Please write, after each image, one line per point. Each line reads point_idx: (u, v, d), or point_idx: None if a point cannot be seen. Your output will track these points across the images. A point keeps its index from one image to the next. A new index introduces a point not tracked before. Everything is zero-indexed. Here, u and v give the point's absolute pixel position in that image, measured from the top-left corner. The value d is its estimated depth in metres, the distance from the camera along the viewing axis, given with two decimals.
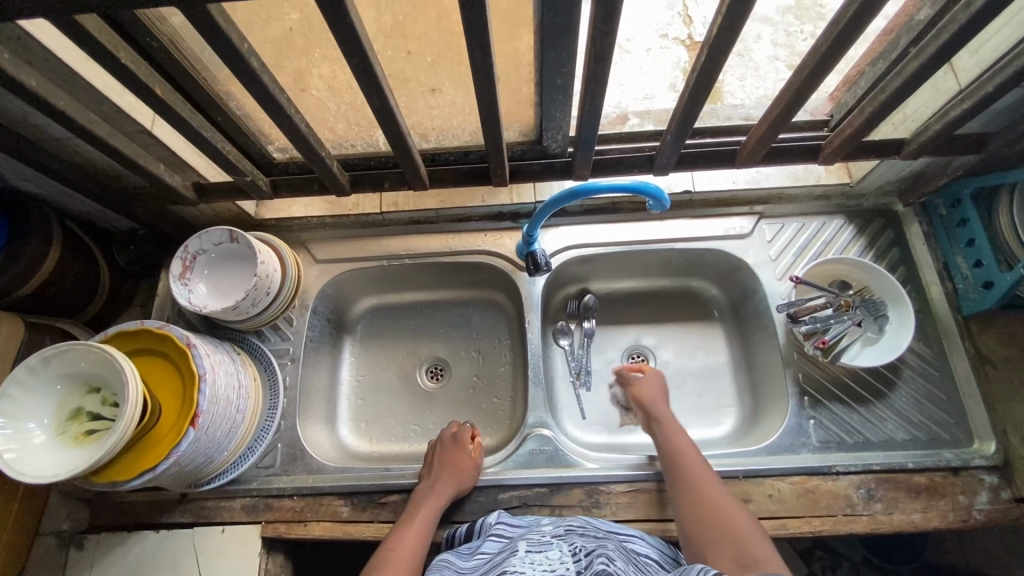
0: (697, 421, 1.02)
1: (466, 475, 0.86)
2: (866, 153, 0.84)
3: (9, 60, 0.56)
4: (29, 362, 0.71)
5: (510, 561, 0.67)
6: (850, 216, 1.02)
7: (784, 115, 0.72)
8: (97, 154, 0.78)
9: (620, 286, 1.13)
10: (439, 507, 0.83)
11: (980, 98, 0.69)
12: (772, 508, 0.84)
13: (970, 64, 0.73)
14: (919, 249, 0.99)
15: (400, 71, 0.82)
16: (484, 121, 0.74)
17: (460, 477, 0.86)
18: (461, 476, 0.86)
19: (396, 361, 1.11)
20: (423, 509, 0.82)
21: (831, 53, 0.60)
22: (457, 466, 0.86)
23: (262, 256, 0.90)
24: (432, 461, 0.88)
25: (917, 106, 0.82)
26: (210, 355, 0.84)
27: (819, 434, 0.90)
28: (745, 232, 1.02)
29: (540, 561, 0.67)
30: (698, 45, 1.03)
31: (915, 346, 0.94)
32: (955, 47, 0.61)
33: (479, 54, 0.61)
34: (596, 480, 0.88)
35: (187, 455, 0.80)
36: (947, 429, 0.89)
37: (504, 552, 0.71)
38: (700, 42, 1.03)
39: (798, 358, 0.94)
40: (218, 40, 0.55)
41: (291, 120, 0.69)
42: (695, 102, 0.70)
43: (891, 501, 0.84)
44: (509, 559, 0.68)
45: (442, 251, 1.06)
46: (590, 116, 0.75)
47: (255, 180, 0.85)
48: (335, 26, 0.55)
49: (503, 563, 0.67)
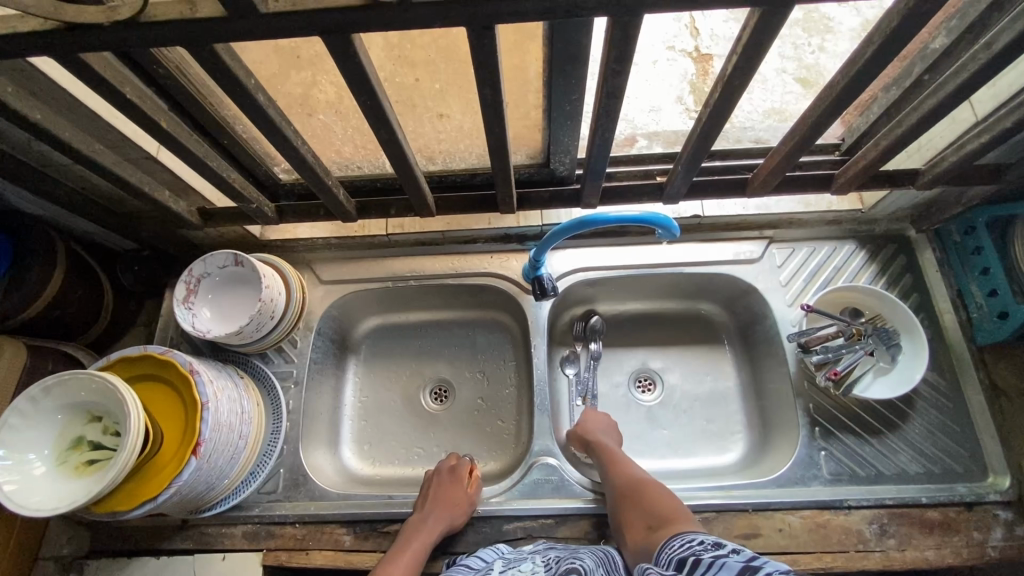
0: (704, 448, 1.01)
1: (464, 509, 0.85)
2: (880, 182, 0.82)
3: (13, 95, 0.56)
4: (31, 391, 0.70)
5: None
6: (862, 241, 1.01)
7: (798, 148, 0.71)
8: (102, 180, 0.77)
9: (627, 307, 1.12)
10: (432, 541, 0.81)
11: (997, 133, 0.68)
12: (782, 543, 0.83)
13: (987, 97, 0.71)
14: (932, 276, 0.97)
15: (407, 98, 0.83)
16: (493, 153, 0.73)
17: (457, 512, 0.84)
18: (459, 510, 0.84)
19: (400, 382, 1.10)
20: (415, 539, 0.81)
21: (849, 90, 0.59)
22: (457, 501, 0.85)
23: (266, 280, 0.89)
24: (428, 492, 0.86)
25: (932, 136, 0.81)
26: (213, 381, 0.83)
27: (831, 466, 0.88)
28: (755, 257, 1.01)
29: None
30: (706, 58, 1.01)
31: (928, 376, 0.92)
32: (974, 86, 0.60)
33: (489, 92, 0.60)
34: (602, 512, 0.86)
35: (189, 484, 0.78)
36: (961, 462, 0.87)
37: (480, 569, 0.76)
38: (708, 55, 1.01)
39: (809, 387, 0.93)
40: (225, 77, 0.55)
41: (298, 151, 0.68)
42: (706, 133, 0.69)
43: (904, 537, 0.83)
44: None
45: (448, 272, 1.05)
46: (600, 146, 0.74)
47: (261, 207, 0.84)
48: (344, 65, 0.54)
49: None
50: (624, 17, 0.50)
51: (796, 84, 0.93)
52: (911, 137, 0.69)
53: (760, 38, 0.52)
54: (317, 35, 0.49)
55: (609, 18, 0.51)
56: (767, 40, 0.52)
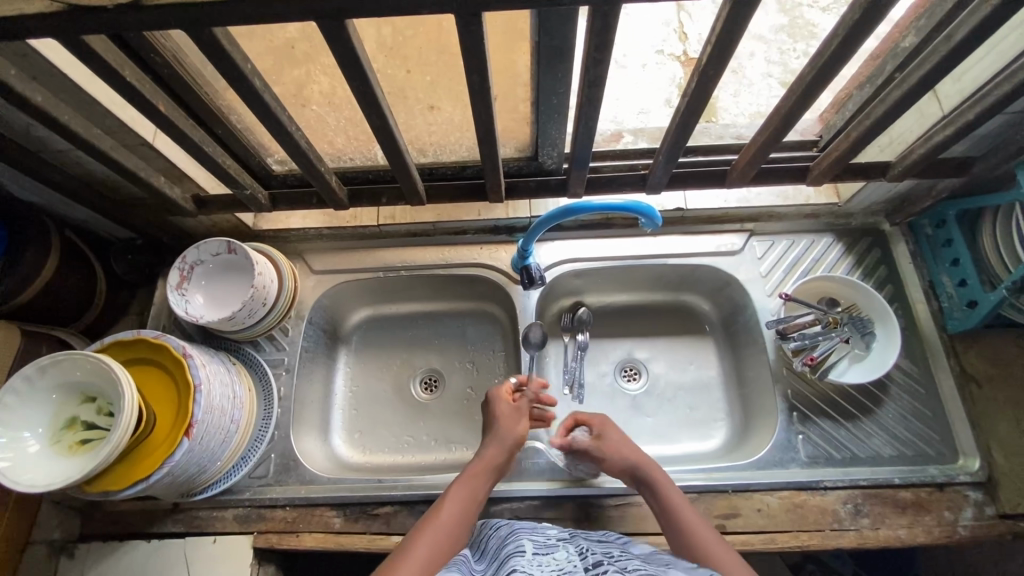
0: (688, 435, 1.03)
1: (519, 420, 0.87)
2: (853, 174, 0.86)
3: (15, 77, 0.57)
4: (26, 371, 0.72)
5: (517, 561, 0.61)
6: (839, 234, 1.04)
7: (774, 139, 0.74)
8: (98, 166, 0.79)
9: (614, 299, 1.15)
10: (493, 463, 0.81)
11: (960, 126, 0.71)
12: (760, 522, 0.86)
13: (952, 91, 0.75)
14: (906, 268, 1.01)
15: (399, 88, 0.85)
16: (481, 140, 0.76)
17: (512, 426, 0.86)
18: (515, 426, 0.86)
19: (391, 372, 1.12)
20: (476, 466, 0.80)
21: (818, 79, 0.63)
22: (511, 421, 0.86)
23: (259, 267, 0.91)
24: (489, 423, 0.87)
25: (902, 130, 0.85)
26: (205, 365, 0.84)
27: (808, 449, 0.91)
28: (736, 249, 1.04)
29: (548, 563, 0.62)
30: (692, 62, 1.06)
31: (900, 363, 0.95)
32: (936, 77, 0.63)
33: (477, 78, 0.63)
34: (587, 494, 0.89)
35: (181, 465, 0.80)
36: (932, 445, 0.91)
37: (508, 553, 0.65)
38: (694, 59, 1.07)
39: (787, 374, 0.96)
40: (223, 61, 0.57)
41: (292, 136, 0.70)
42: (686, 122, 0.72)
43: (877, 517, 0.86)
44: (517, 559, 0.62)
45: (438, 263, 1.08)
46: (585, 136, 0.77)
47: (254, 194, 0.86)
48: (337, 50, 0.57)
49: (511, 563, 0.61)
50: (604, 7, 0.53)
51: (781, 88, 0.99)
52: (879, 128, 0.73)
53: (733, 27, 0.55)
54: (311, 19, 0.52)
55: (591, 8, 0.54)
56: (738, 29, 0.56)
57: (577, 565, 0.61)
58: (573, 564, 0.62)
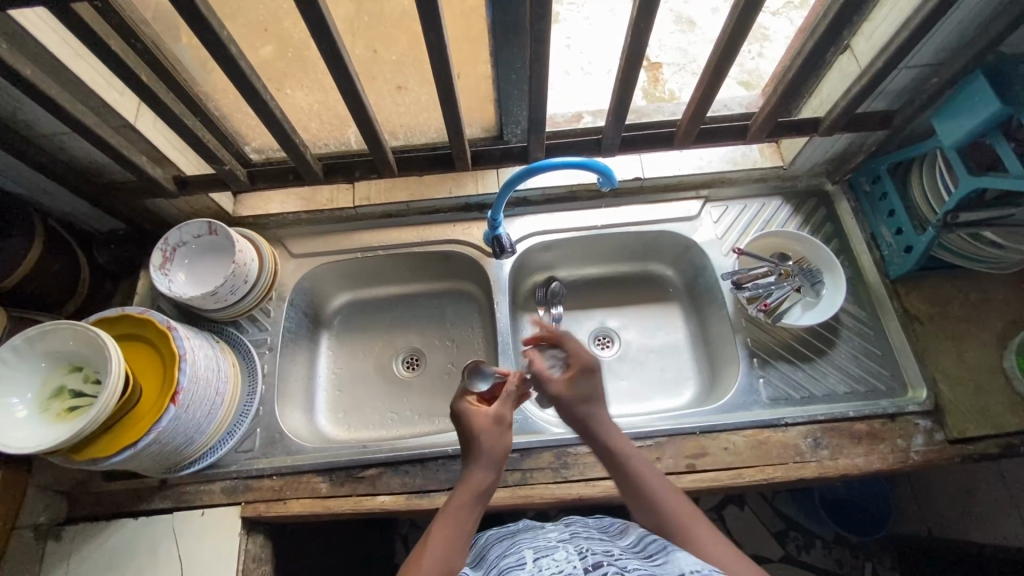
0: (660, 393, 1.08)
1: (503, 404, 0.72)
2: (788, 131, 0.94)
3: (7, 51, 0.63)
4: (14, 341, 0.75)
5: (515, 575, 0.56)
6: (787, 196, 1.12)
7: (709, 93, 0.82)
8: (83, 147, 0.83)
9: (586, 272, 1.21)
10: (482, 488, 0.66)
11: (873, 74, 0.80)
12: (727, 459, 0.90)
13: (865, 48, 0.84)
14: (849, 223, 1.09)
15: (368, 70, 0.92)
16: (444, 107, 0.81)
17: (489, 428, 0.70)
18: (487, 431, 0.69)
19: (374, 352, 1.16)
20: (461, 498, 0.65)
21: (738, 27, 0.71)
22: (488, 432, 0.69)
23: (240, 245, 0.95)
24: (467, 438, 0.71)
25: (829, 90, 0.94)
26: (190, 338, 0.87)
27: (769, 391, 0.97)
28: (693, 215, 1.11)
29: (548, 567, 0.57)
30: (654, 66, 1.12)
31: (849, 308, 1.03)
32: (840, 27, 0.72)
33: (434, 40, 0.69)
34: (564, 443, 0.93)
35: (169, 432, 0.83)
36: (883, 380, 0.97)
37: (507, 566, 0.60)
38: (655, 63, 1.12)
39: (747, 325, 1.02)
40: (200, 26, 0.62)
41: (266, 105, 0.75)
42: (627, 83, 0.80)
43: (835, 448, 0.91)
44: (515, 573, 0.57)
45: (415, 241, 1.12)
46: (540, 101, 0.83)
47: (232, 170, 0.90)
48: (306, 13, 0.63)
49: None
50: None
51: (741, 86, 1.05)
52: (801, 80, 0.81)
53: None
54: None
55: None
56: None
57: (577, 567, 0.56)
58: (573, 566, 0.56)
